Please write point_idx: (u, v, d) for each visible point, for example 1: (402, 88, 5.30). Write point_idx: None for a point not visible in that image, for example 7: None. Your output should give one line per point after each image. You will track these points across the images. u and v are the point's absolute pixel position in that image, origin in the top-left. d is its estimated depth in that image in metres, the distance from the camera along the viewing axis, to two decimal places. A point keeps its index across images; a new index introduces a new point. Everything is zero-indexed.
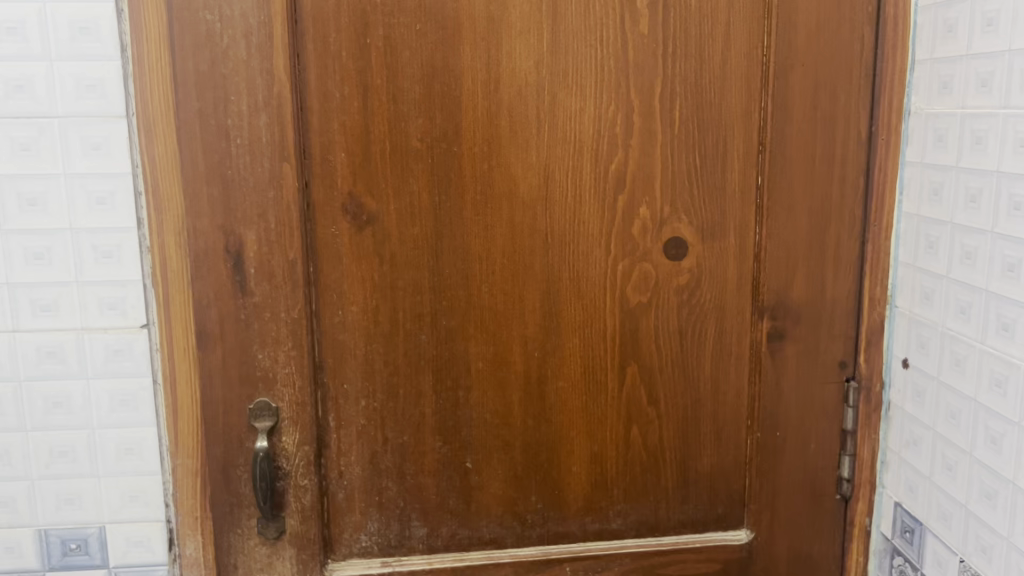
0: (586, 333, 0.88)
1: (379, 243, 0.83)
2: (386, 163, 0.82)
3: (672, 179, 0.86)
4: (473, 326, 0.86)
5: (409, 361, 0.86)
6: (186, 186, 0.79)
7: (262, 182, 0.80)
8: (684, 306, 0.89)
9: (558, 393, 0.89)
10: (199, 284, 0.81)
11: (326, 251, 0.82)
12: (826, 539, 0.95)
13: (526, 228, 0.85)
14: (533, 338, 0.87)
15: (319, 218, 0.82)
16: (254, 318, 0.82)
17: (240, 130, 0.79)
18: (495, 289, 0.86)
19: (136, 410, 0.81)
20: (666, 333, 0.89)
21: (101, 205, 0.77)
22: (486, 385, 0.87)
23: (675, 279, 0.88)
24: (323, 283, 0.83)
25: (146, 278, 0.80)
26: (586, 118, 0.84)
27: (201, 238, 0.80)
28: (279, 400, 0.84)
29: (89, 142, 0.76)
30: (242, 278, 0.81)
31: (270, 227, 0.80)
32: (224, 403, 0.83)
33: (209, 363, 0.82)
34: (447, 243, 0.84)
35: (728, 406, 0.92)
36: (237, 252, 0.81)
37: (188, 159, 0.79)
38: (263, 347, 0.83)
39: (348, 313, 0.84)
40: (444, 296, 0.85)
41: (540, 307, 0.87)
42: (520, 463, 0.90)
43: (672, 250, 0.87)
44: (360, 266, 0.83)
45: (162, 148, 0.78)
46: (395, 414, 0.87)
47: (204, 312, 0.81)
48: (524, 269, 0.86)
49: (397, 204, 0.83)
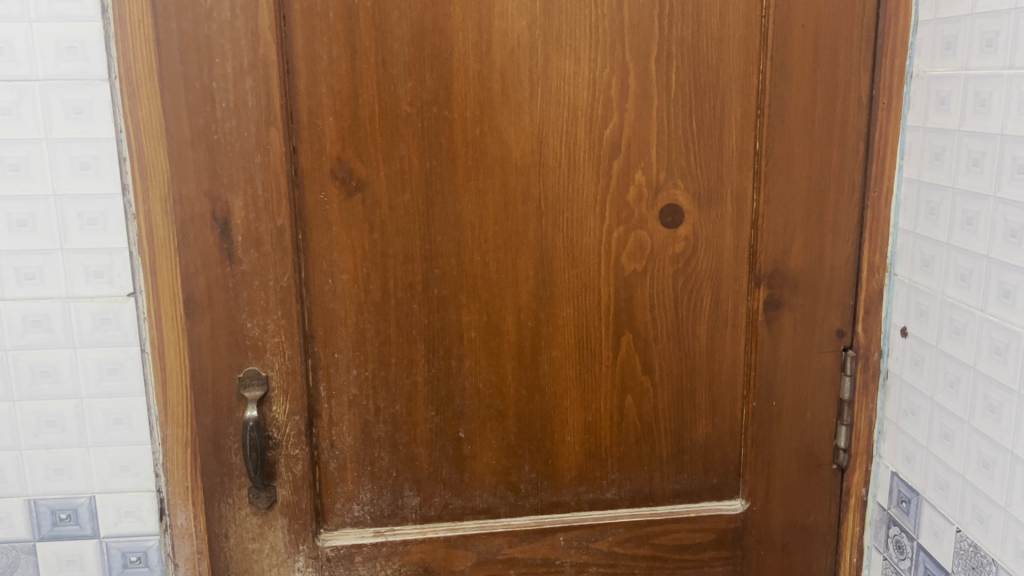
0: (580, 302, 0.87)
1: (370, 210, 0.82)
2: (376, 128, 0.80)
3: (668, 143, 0.84)
4: (466, 295, 0.85)
5: (400, 329, 0.85)
6: (172, 151, 0.77)
7: (250, 146, 0.78)
8: (680, 273, 0.87)
9: (552, 362, 0.87)
10: (187, 252, 0.79)
11: (316, 217, 0.81)
12: (822, 509, 0.95)
13: (518, 195, 0.83)
14: (526, 307, 0.86)
15: (307, 183, 0.80)
16: (242, 287, 0.81)
17: (226, 93, 0.77)
18: (488, 257, 0.84)
19: (125, 379, 0.80)
20: (662, 301, 0.88)
21: (85, 171, 0.76)
22: (478, 354, 0.86)
23: (671, 247, 0.87)
24: (313, 250, 0.82)
25: (132, 246, 0.78)
26: (581, 82, 0.82)
27: (187, 205, 0.78)
28: (268, 369, 0.83)
29: (71, 106, 0.74)
30: (229, 245, 0.80)
31: (258, 193, 0.79)
32: (213, 372, 0.82)
33: (198, 332, 0.81)
34: (439, 210, 0.83)
35: (723, 374, 0.91)
36: (225, 219, 0.79)
37: (174, 124, 0.77)
38: (252, 315, 0.81)
39: (338, 281, 0.83)
40: (435, 264, 0.84)
41: (533, 276, 0.85)
42: (513, 433, 0.89)
43: (668, 217, 0.86)
44: (350, 233, 0.82)
45: (146, 112, 0.76)
46: (386, 383, 0.86)
47: (191, 280, 0.80)
48: (517, 237, 0.84)
49: (387, 170, 0.81)
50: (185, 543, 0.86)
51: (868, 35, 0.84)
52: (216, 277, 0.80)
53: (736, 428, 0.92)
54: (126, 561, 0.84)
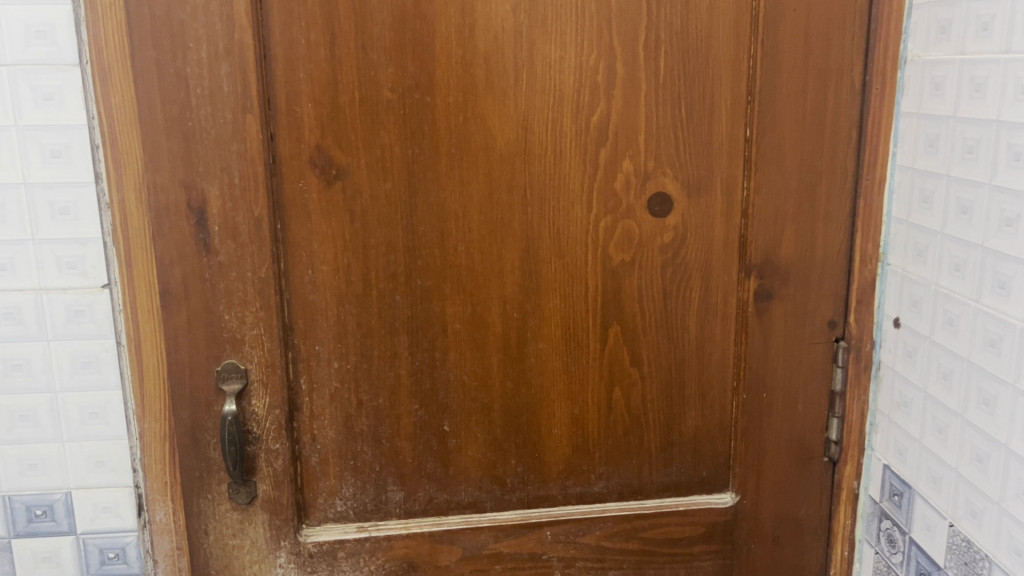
0: (566, 293, 0.85)
1: (350, 200, 0.80)
2: (356, 115, 0.78)
3: (657, 131, 0.82)
4: (450, 286, 0.83)
5: (383, 321, 0.83)
6: (146, 139, 0.75)
7: (226, 134, 0.76)
8: (669, 263, 0.86)
9: (538, 355, 0.86)
10: (162, 243, 0.77)
11: (295, 207, 0.79)
12: (813, 502, 0.93)
13: (502, 184, 0.81)
14: (511, 299, 0.84)
15: (286, 172, 0.78)
16: (219, 278, 0.78)
17: (201, 79, 0.74)
18: (472, 248, 0.83)
19: (100, 372, 0.78)
20: (650, 292, 0.86)
21: (56, 159, 0.73)
22: (463, 346, 0.85)
23: (659, 237, 0.85)
24: (292, 241, 0.80)
25: (106, 236, 0.76)
26: (566, 67, 0.80)
27: (162, 194, 0.76)
28: (247, 362, 0.81)
29: (41, 92, 0.72)
30: (206, 235, 0.77)
31: (235, 182, 0.76)
32: (191, 366, 0.80)
33: (174, 325, 0.79)
34: (421, 200, 0.81)
35: (713, 366, 0.89)
36: (201, 208, 0.77)
37: (146, 110, 0.74)
38: (230, 308, 0.79)
39: (318, 272, 0.81)
40: (418, 255, 0.82)
41: (519, 267, 0.84)
42: (499, 427, 0.87)
43: (656, 206, 0.84)
44: (331, 223, 0.80)
45: (119, 99, 0.74)
46: (369, 376, 0.84)
47: (167, 271, 0.78)
48: (501, 227, 0.82)
49: (368, 159, 0.79)
50: (164, 539, 0.84)
51: (861, 19, 0.82)
52: (193, 269, 0.78)
53: (726, 421, 0.91)
54: (104, 558, 0.82)
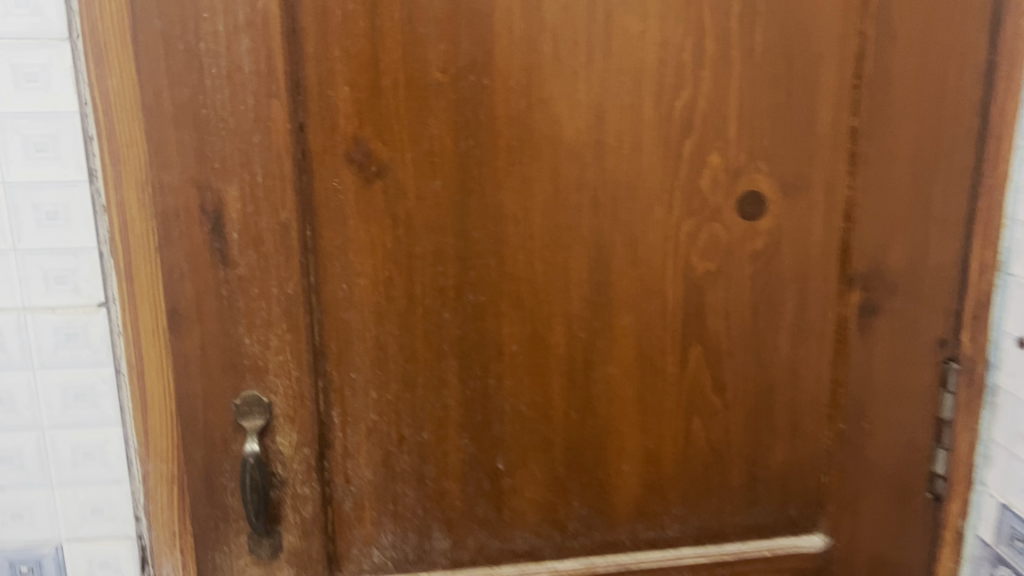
0: (642, 309, 0.73)
1: (393, 202, 0.67)
2: (401, 100, 0.65)
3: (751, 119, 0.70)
4: (507, 302, 0.71)
5: (429, 343, 0.71)
6: (149, 129, 0.62)
7: (247, 124, 0.63)
8: (760, 274, 0.74)
9: (607, 381, 0.74)
10: (170, 254, 0.64)
11: (327, 210, 0.66)
12: (915, 544, 0.80)
13: (569, 181, 0.69)
14: (578, 317, 0.72)
15: (318, 168, 0.65)
16: (238, 296, 0.66)
17: (216, 57, 0.61)
18: (533, 257, 0.70)
19: (96, 407, 0.66)
20: (738, 307, 0.74)
21: (41, 153, 0.61)
22: (521, 371, 0.72)
23: (750, 243, 0.73)
24: (324, 250, 0.67)
25: (103, 245, 0.64)
26: (648, 44, 0.67)
27: (170, 196, 0.63)
28: (271, 393, 0.68)
29: (22, 72, 0.59)
30: (222, 244, 0.65)
31: (257, 181, 0.64)
32: (204, 399, 0.67)
33: (184, 351, 0.66)
34: (475, 201, 0.68)
35: (807, 391, 0.77)
36: (217, 212, 0.64)
37: (151, 94, 0.61)
38: (250, 330, 0.67)
39: (354, 287, 0.68)
40: (470, 266, 0.70)
41: (587, 279, 0.71)
42: (561, 464, 0.75)
43: (747, 207, 0.72)
44: (370, 229, 0.67)
45: (117, 79, 0.61)
46: (412, 406, 0.72)
47: (176, 287, 0.65)
48: (568, 232, 0.70)
49: (414, 152, 0.66)
50: None
51: None
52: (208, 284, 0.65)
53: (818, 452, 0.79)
54: None
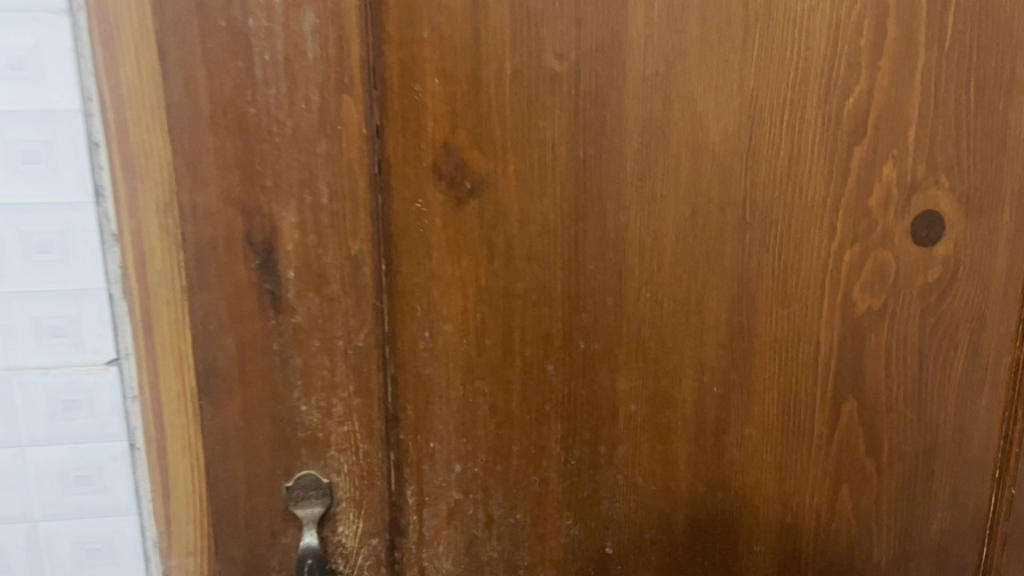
0: (787, 357, 0.58)
1: (490, 226, 0.52)
2: (507, 96, 0.50)
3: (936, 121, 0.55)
4: (627, 350, 0.56)
5: (528, 404, 0.56)
6: (178, 133, 0.46)
7: (310, 128, 0.47)
8: (931, 312, 0.59)
9: (742, 444, 0.60)
10: (204, 297, 0.49)
11: (407, 238, 0.51)
12: None
13: (710, 199, 0.54)
14: (711, 367, 0.58)
15: (397, 185, 0.50)
16: (294, 352, 0.50)
17: (270, 38, 0.46)
18: (661, 294, 0.56)
19: (103, 491, 0.51)
20: (902, 353, 0.60)
21: (31, 165, 0.45)
22: (639, 435, 0.58)
23: (923, 275, 0.58)
24: (402, 289, 0.52)
25: (112, 285, 0.48)
26: (818, 25, 0.52)
27: (205, 222, 0.48)
28: (332, 473, 0.53)
29: (7, 55, 0.44)
30: (274, 286, 0.49)
31: (321, 203, 0.48)
32: (246, 482, 0.52)
33: (221, 423, 0.51)
34: (593, 224, 0.53)
35: (973, 450, 0.63)
36: (267, 244, 0.49)
37: (181, 88, 0.46)
38: (307, 394, 0.51)
39: (438, 335, 0.53)
40: (583, 306, 0.55)
41: (725, 321, 0.57)
42: (681, 545, 0.61)
43: (922, 230, 0.57)
44: (460, 261, 0.52)
45: (134, 63, 0.45)
46: (504, 482, 0.57)
47: (211, 342, 0.49)
48: (706, 263, 0.55)
49: (520, 163, 0.51)
50: None
51: None
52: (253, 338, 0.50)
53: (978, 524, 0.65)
54: None
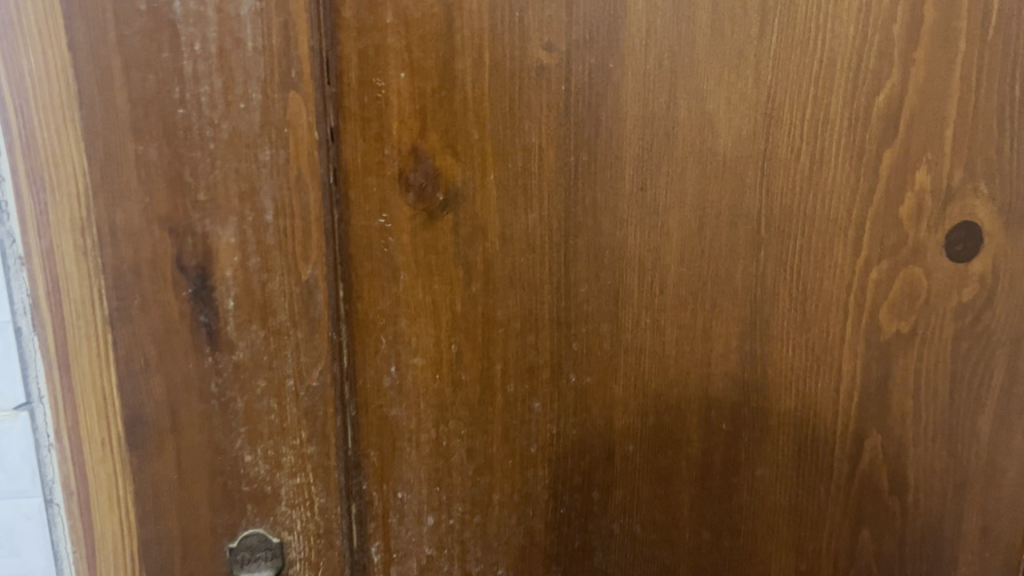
0: (803, 389, 0.51)
1: (467, 244, 0.45)
2: (485, 93, 0.43)
3: (986, 122, 0.48)
4: (624, 384, 0.49)
5: (510, 446, 0.48)
6: (94, 138, 0.38)
7: (250, 132, 0.40)
8: (966, 338, 0.51)
9: (753, 486, 0.53)
10: (129, 332, 0.41)
11: (369, 259, 0.44)
12: None
13: (720, 213, 0.47)
14: (719, 402, 0.51)
15: (357, 198, 0.43)
16: (235, 395, 0.43)
17: (200, 23, 0.38)
18: (663, 320, 0.48)
19: (17, 552, 0.45)
20: (932, 384, 0.52)
21: None
22: (636, 479, 0.51)
23: (957, 295, 0.50)
24: (363, 319, 0.44)
25: (19, 316, 0.41)
26: (845, 10, 0.45)
27: (129, 245, 0.40)
28: (284, 532, 0.45)
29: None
30: (211, 318, 0.42)
31: (265, 220, 0.41)
32: (181, 545, 0.44)
33: (151, 479, 0.43)
34: (585, 241, 0.46)
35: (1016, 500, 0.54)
36: (202, 270, 0.41)
37: (95, 84, 0.38)
38: (253, 442, 0.44)
39: (406, 370, 0.46)
40: (574, 335, 0.48)
41: (736, 350, 0.50)
42: None
43: (956, 243, 0.49)
44: (432, 285, 0.45)
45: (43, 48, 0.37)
46: (483, 534, 0.50)
47: (137, 384, 0.42)
48: (714, 284, 0.48)
49: (500, 171, 0.44)
50: None
51: None
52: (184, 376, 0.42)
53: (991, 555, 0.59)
54: None
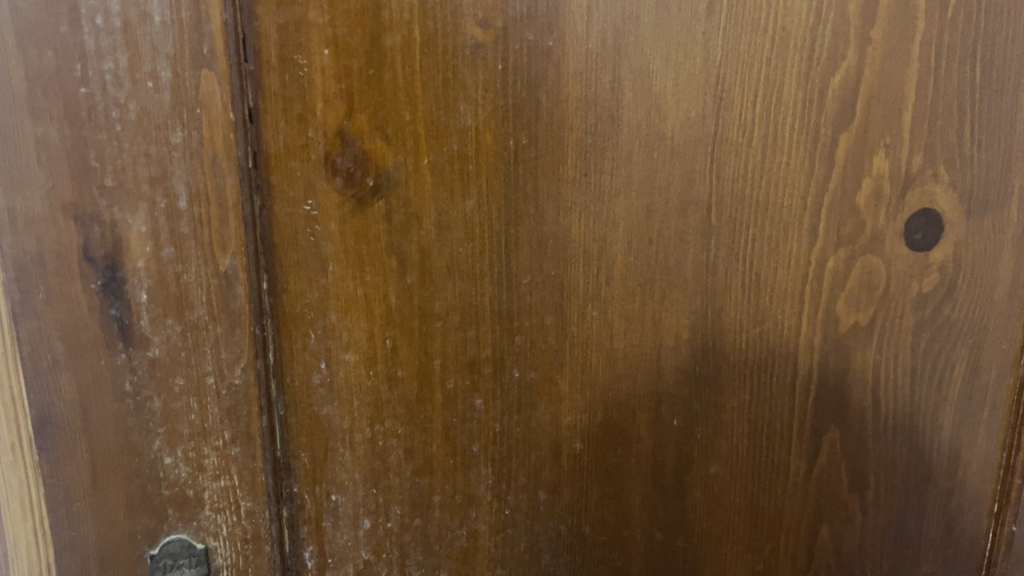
0: (760, 384, 0.49)
1: (400, 232, 0.42)
2: (416, 71, 0.40)
3: (945, 104, 0.46)
4: (570, 380, 0.47)
5: (451, 445, 0.46)
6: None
7: (161, 112, 0.37)
8: (926, 327, 0.50)
9: (708, 483, 0.51)
10: (32, 328, 0.38)
11: (295, 249, 0.41)
12: None
13: (669, 198, 0.45)
14: (671, 398, 0.48)
15: (280, 183, 0.40)
16: (152, 394, 0.40)
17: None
18: (610, 311, 0.46)
19: None
20: (891, 375, 0.50)
21: None
22: (586, 478, 0.49)
23: (919, 283, 0.49)
24: (290, 312, 0.42)
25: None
26: None
27: (29, 234, 0.37)
28: (208, 538, 0.43)
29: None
30: (122, 312, 0.39)
31: (178, 208, 0.38)
32: (97, 554, 0.42)
33: (63, 483, 0.40)
34: (528, 230, 0.44)
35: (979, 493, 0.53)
36: (111, 260, 0.38)
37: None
38: (173, 444, 0.41)
39: (338, 366, 0.43)
40: (517, 328, 0.45)
41: (688, 342, 0.47)
42: None
43: (916, 230, 0.48)
44: (363, 276, 0.42)
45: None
46: (424, 538, 0.47)
47: (45, 383, 0.39)
48: (665, 275, 0.46)
49: (434, 156, 0.42)
50: None
51: None
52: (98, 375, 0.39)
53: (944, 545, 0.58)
54: None
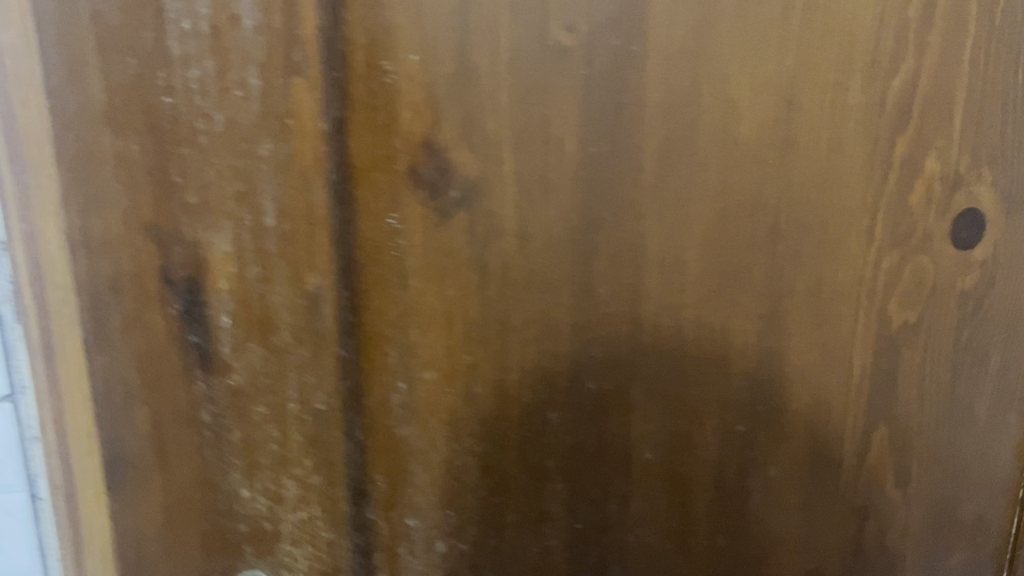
0: (815, 384, 0.50)
1: (482, 243, 0.41)
2: (506, 78, 0.39)
3: (993, 100, 0.45)
4: (644, 389, 0.46)
5: (524, 462, 0.45)
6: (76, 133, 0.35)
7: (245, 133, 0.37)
8: (971, 325, 0.49)
9: (767, 487, 0.50)
10: (114, 354, 0.38)
11: (377, 264, 0.40)
12: None
13: (743, 204, 0.45)
14: (736, 403, 0.48)
15: (366, 198, 0.39)
16: (232, 422, 0.40)
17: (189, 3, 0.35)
18: (684, 318, 0.45)
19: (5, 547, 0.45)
20: (936, 375, 0.49)
21: None
22: (654, 488, 0.48)
23: (964, 282, 0.48)
24: (369, 332, 0.40)
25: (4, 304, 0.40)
26: None
27: (115, 254, 0.37)
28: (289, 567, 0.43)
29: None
30: (202, 338, 0.39)
31: (266, 226, 0.38)
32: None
33: (145, 510, 0.40)
34: (606, 238, 0.43)
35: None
36: (191, 285, 0.38)
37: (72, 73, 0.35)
38: (252, 471, 0.41)
39: (417, 385, 0.42)
40: (594, 339, 0.44)
41: (756, 346, 0.47)
42: None
43: (964, 229, 0.47)
44: (445, 291, 0.41)
45: (12, 44, 0.34)
46: (497, 560, 0.46)
47: (125, 406, 0.39)
48: (732, 280, 0.46)
49: (519, 165, 0.40)
50: None
51: None
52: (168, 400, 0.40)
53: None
54: None
